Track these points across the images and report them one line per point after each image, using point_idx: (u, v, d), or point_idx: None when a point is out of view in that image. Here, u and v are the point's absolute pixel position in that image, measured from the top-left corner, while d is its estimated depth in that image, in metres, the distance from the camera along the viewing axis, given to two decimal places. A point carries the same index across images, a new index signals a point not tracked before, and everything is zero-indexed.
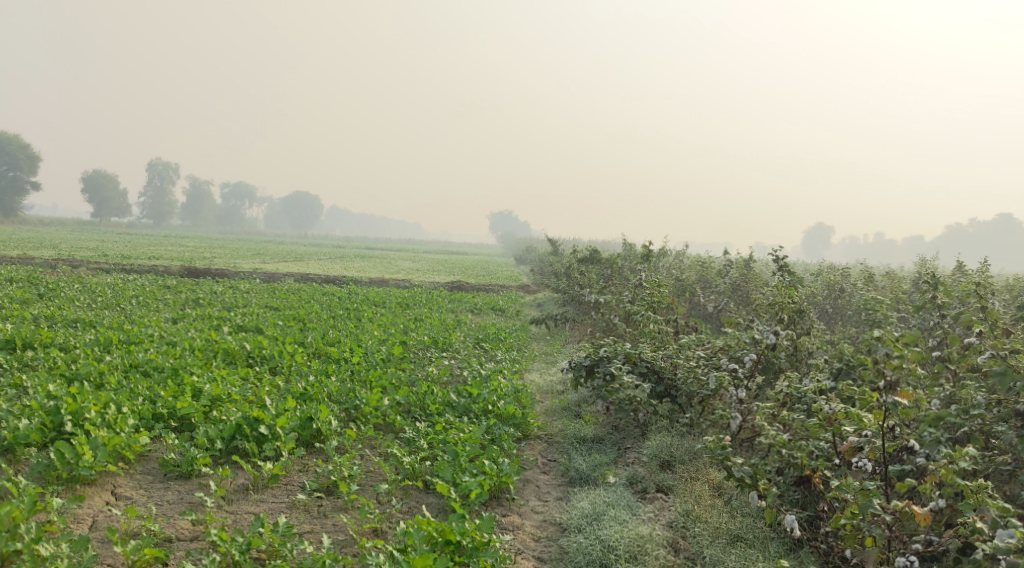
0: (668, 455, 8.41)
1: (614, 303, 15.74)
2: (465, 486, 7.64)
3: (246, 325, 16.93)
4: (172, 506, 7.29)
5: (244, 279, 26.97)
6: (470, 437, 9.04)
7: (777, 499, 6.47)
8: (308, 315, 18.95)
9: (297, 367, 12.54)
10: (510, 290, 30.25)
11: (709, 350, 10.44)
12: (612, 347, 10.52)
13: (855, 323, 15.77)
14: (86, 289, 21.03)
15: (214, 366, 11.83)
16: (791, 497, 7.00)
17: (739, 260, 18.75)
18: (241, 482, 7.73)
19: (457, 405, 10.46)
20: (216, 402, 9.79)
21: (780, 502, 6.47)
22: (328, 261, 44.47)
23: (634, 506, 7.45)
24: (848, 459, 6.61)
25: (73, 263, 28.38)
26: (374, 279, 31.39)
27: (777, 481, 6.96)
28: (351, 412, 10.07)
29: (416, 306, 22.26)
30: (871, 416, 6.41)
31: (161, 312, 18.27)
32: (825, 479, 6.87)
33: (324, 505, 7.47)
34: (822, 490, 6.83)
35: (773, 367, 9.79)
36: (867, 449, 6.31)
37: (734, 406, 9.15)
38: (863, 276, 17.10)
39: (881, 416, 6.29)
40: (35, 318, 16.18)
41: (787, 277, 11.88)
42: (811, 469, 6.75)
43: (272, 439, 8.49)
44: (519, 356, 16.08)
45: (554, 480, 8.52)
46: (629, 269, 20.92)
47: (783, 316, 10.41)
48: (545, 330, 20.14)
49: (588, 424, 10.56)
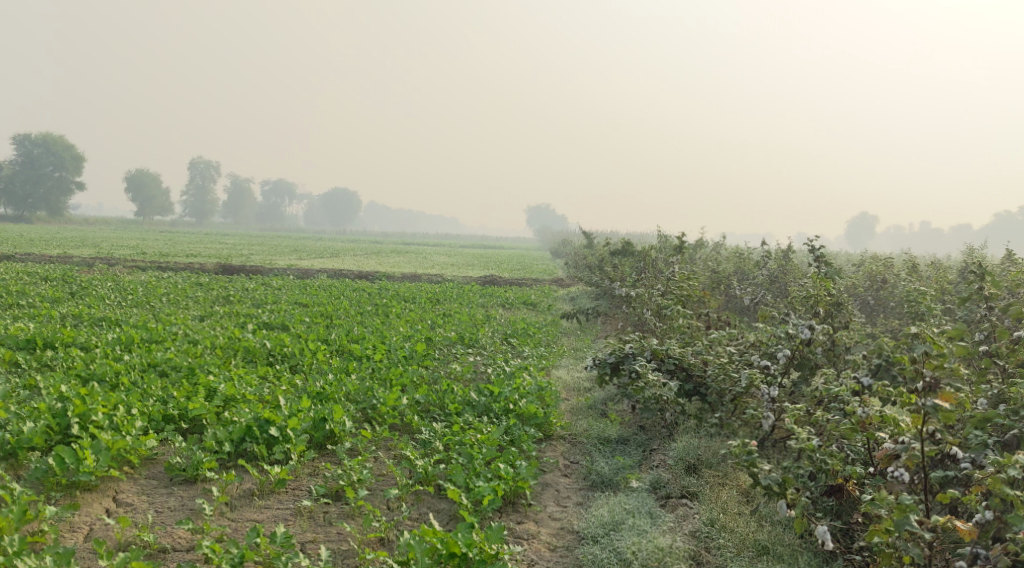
0: (695, 458, 7.95)
1: (644, 296, 15.25)
2: (478, 492, 7.28)
3: (272, 323, 16.74)
4: (173, 514, 7.03)
5: (277, 275, 26.87)
6: (488, 439, 8.67)
7: (807, 510, 6.00)
8: (336, 311, 18.72)
9: (318, 365, 12.26)
10: (544, 284, 29.89)
11: (741, 345, 9.94)
12: (638, 343, 10.06)
13: (898, 315, 15.14)
14: (117, 286, 21.08)
15: (233, 365, 11.60)
16: (824, 505, 6.53)
17: (777, 251, 18.14)
18: (247, 486, 7.45)
19: (477, 404, 10.08)
20: (230, 402, 9.55)
21: (811, 514, 5.99)
22: (362, 256, 44.42)
23: (656, 515, 7.01)
24: (885, 467, 6.10)
25: (110, 261, 28.58)
26: (407, 274, 31.16)
27: (809, 488, 6.49)
28: (367, 412, 9.76)
29: (447, 301, 21.96)
30: (909, 420, 5.85)
31: (190, 310, 18.17)
32: (861, 487, 6.40)
33: (330, 511, 7.17)
34: (858, 500, 6.36)
35: (808, 364, 9.24)
36: (905, 459, 5.76)
37: (766, 405, 8.63)
38: (907, 265, 16.43)
39: (921, 423, 5.73)
40: (63, 317, 16.16)
41: (824, 267, 11.32)
42: (845, 477, 6.30)
43: (282, 442, 8.20)
44: (547, 352, 15.68)
45: (575, 484, 8.11)
46: (663, 261, 20.40)
47: (819, 310, 9.88)
48: (576, 325, 19.72)
49: (614, 424, 10.10)
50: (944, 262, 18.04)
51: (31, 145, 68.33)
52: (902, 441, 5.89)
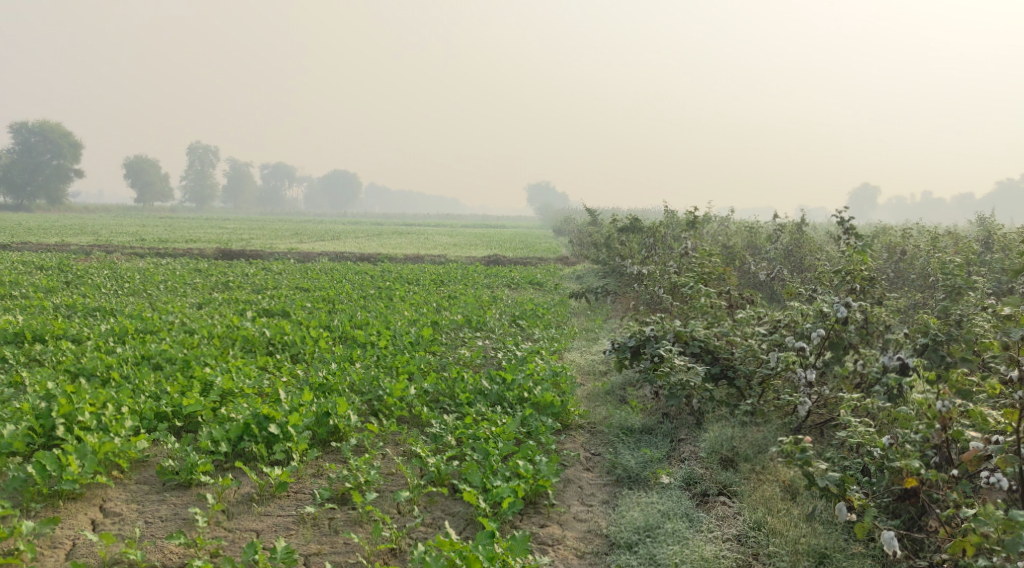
0: (729, 450, 7.39)
1: (658, 274, 14.62)
2: (498, 494, 6.72)
3: (273, 309, 16.09)
4: (165, 524, 6.44)
5: (278, 260, 26.21)
6: (503, 432, 8.07)
7: (870, 515, 5.61)
8: (338, 295, 18.07)
9: (320, 354, 11.64)
10: (549, 262, 29.20)
11: (770, 324, 9.30)
12: (659, 325, 9.41)
13: (920, 288, 14.47)
14: (114, 274, 20.43)
15: (231, 356, 10.96)
16: (887, 509, 6.03)
17: (791, 224, 17.47)
18: (246, 491, 6.89)
19: (489, 393, 9.47)
20: (227, 396, 8.96)
21: (874, 519, 5.60)
22: (363, 238, 43.65)
23: (694, 517, 6.54)
24: (972, 471, 5.64)
25: (107, 249, 27.89)
26: (410, 255, 30.46)
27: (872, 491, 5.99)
28: (373, 404, 9.15)
29: (452, 283, 21.31)
30: (1003, 417, 5.55)
31: (188, 298, 17.52)
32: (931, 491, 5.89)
33: (336, 518, 6.60)
34: (929, 505, 5.85)
35: (842, 344, 8.49)
36: (997, 460, 5.36)
37: (803, 390, 8.11)
38: (927, 236, 15.77)
39: (1017, 418, 5.45)
40: (55, 307, 15.48)
41: (853, 240, 10.69)
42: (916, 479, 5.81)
43: (283, 440, 7.60)
44: (558, 334, 15.07)
45: (599, 479, 7.51)
46: (672, 238, 19.71)
47: (854, 287, 9.23)
48: (585, 304, 19.12)
49: (636, 412, 9.46)
50: (960, 232, 17.39)
51: (28, 133, 67.47)
52: (993, 439, 5.52)
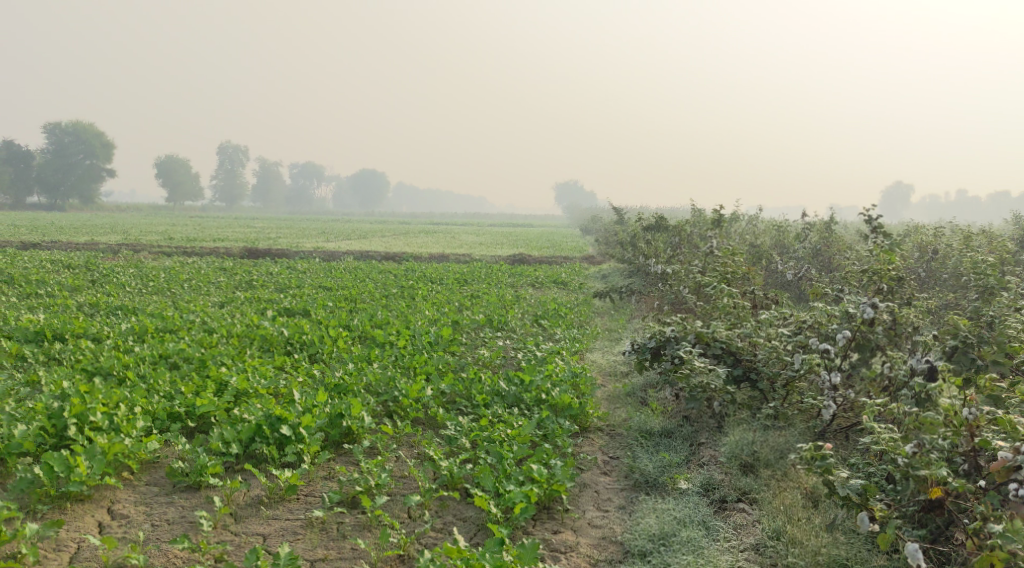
0: (750, 455, 7.17)
1: (682, 273, 14.37)
2: (510, 499, 6.56)
3: (294, 308, 16.04)
4: (171, 527, 6.42)
5: (302, 258, 26.19)
6: (518, 435, 7.90)
7: (893, 526, 5.40)
8: (361, 294, 18.00)
9: (338, 354, 11.54)
10: (574, 262, 28.95)
11: (795, 325, 9.03)
12: (680, 326, 9.19)
13: (952, 289, 14.08)
14: (140, 273, 20.54)
15: (249, 355, 10.89)
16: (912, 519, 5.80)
17: (820, 222, 17.13)
18: (255, 494, 6.83)
19: (507, 394, 9.31)
20: (241, 396, 8.88)
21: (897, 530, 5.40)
22: (390, 237, 43.66)
23: (711, 525, 6.36)
24: (1003, 482, 5.39)
25: (135, 247, 28.11)
26: (434, 254, 30.35)
27: (897, 501, 5.76)
28: (388, 405, 9.03)
29: (475, 282, 21.16)
30: None
31: (211, 297, 17.54)
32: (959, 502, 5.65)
33: (345, 522, 6.52)
34: (957, 516, 5.61)
35: (869, 346, 8.22)
36: None
37: (827, 394, 7.92)
38: (961, 235, 15.35)
39: None
40: (79, 305, 15.56)
41: (882, 239, 10.39)
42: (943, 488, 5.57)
43: (295, 442, 7.49)
44: (580, 334, 14.86)
45: (617, 484, 7.33)
46: (698, 237, 19.42)
47: (881, 287, 8.94)
48: (609, 304, 18.89)
49: (656, 415, 9.25)
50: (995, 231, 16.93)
51: (62, 133, 68.44)
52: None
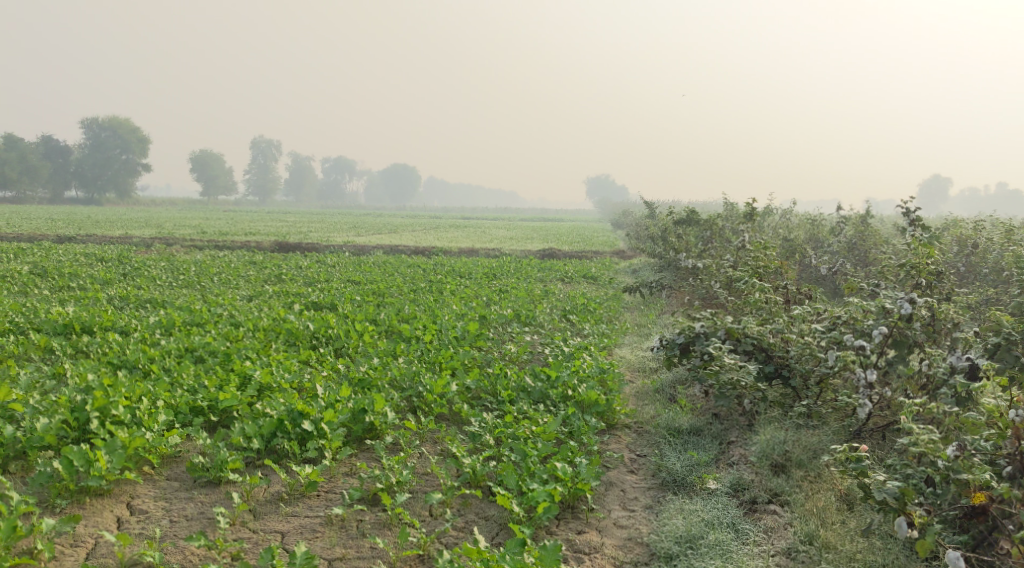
0: (782, 455, 6.92)
1: (713, 268, 14.11)
2: (533, 498, 6.40)
3: (322, 302, 15.99)
4: (189, 523, 6.40)
5: (332, 252, 26.19)
6: (543, 432, 7.74)
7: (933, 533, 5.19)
8: (388, 289, 17.92)
9: (364, 348, 11.45)
10: (604, 256, 28.69)
11: (829, 321, 8.75)
12: (710, 322, 8.96)
13: (993, 284, 13.66)
14: (171, 266, 20.64)
15: (273, 349, 10.83)
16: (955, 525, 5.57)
17: (856, 216, 16.73)
18: (275, 490, 6.78)
19: (532, 391, 9.15)
20: (264, 391, 8.80)
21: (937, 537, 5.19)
22: (420, 231, 43.63)
23: (740, 528, 6.18)
24: None
25: (168, 241, 28.30)
26: (463, 249, 30.25)
27: (940, 508, 5.54)
28: (413, 401, 8.91)
29: (504, 276, 21.01)
30: None
31: (240, 290, 17.58)
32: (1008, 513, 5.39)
33: (365, 520, 6.43)
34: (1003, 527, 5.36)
35: (907, 343, 7.91)
36: None
37: (862, 392, 7.67)
38: (1002, 229, 14.89)
39: None
40: (110, 299, 15.63)
41: (920, 232, 10.06)
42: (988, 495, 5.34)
43: (316, 437, 7.40)
44: (609, 329, 14.66)
45: (643, 482, 7.14)
46: (730, 231, 19.09)
47: (920, 282, 8.61)
48: (639, 299, 18.63)
49: (685, 412, 9.03)
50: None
51: (99, 129, 69.40)
52: None
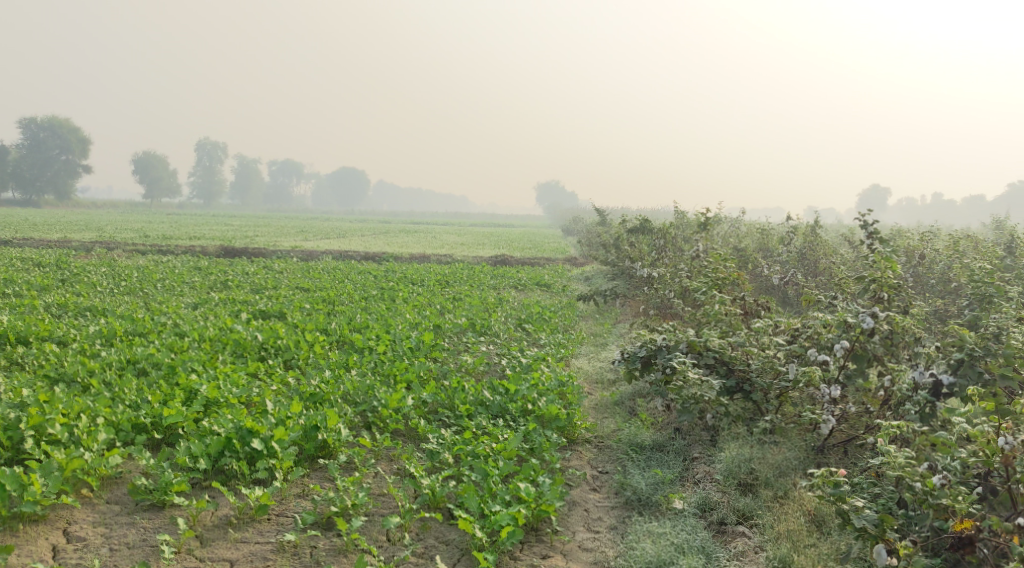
0: (748, 474, 6.82)
1: (668, 277, 14.02)
2: (496, 521, 6.16)
3: (270, 310, 15.51)
4: (131, 552, 6.06)
5: (281, 258, 25.59)
6: (503, 450, 7.50)
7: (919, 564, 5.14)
8: (339, 296, 17.49)
9: (315, 360, 11.07)
10: (557, 264, 28.51)
11: (789, 333, 8.66)
12: (672, 335, 8.82)
13: (941, 294, 13.81)
14: (112, 272, 19.89)
15: (220, 361, 10.38)
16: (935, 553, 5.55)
17: (807, 226, 16.82)
18: (224, 513, 6.45)
19: (491, 405, 8.89)
20: (211, 406, 8.38)
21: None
22: (370, 236, 43.02)
23: (712, 553, 6.10)
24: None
25: (109, 245, 27.37)
26: (415, 255, 29.83)
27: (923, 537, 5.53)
28: (367, 416, 8.58)
29: (456, 284, 20.70)
30: None
31: (184, 298, 16.98)
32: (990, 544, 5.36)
33: (319, 546, 6.16)
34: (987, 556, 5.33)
35: (866, 358, 7.82)
36: None
37: (826, 408, 7.59)
38: (949, 241, 15.08)
39: None
40: (46, 307, 14.94)
41: (878, 245, 10.02)
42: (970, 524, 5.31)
43: (266, 457, 7.04)
44: (565, 339, 14.48)
45: (607, 501, 6.96)
46: (682, 239, 19.07)
47: (880, 296, 8.56)
48: (593, 307, 18.49)
49: (647, 427, 8.88)
50: (981, 236, 16.69)
51: (38, 129, 67.19)
52: None
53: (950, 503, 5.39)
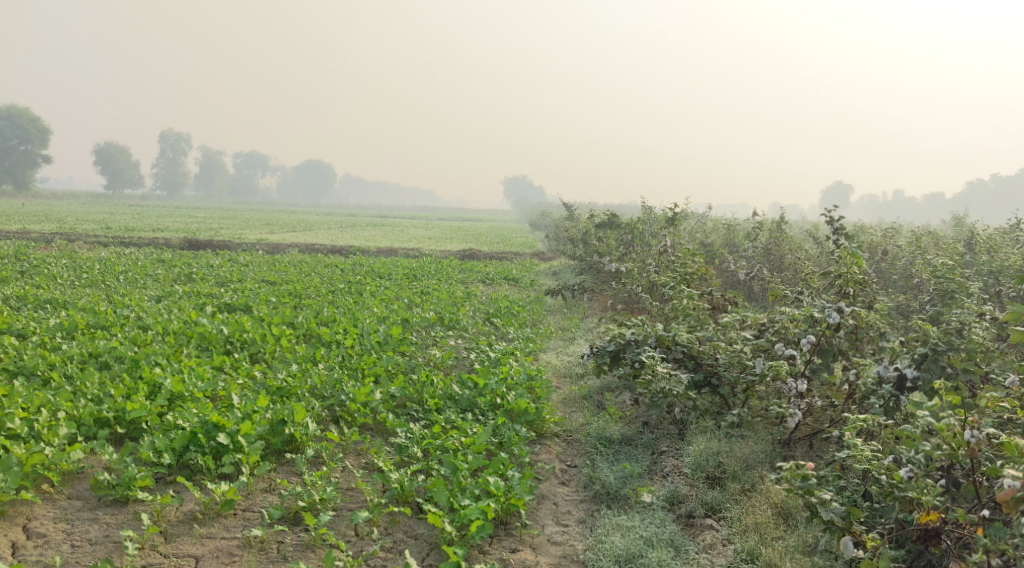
0: (716, 468, 6.88)
1: (636, 272, 14.07)
2: (465, 516, 6.14)
3: (236, 303, 15.31)
4: (93, 549, 5.94)
5: (246, 251, 25.29)
6: (473, 444, 7.48)
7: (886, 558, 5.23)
8: (306, 290, 17.32)
9: (281, 354, 10.95)
10: (524, 258, 28.52)
11: (756, 328, 8.74)
12: (641, 329, 8.86)
13: (902, 290, 14.03)
14: (73, 264, 19.52)
15: (185, 354, 10.23)
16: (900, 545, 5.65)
17: (772, 222, 16.99)
18: (189, 509, 6.36)
19: (460, 399, 8.86)
20: (176, 400, 8.25)
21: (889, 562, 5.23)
22: (337, 229, 42.69)
23: (681, 547, 6.14)
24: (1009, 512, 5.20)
25: (70, 237, 26.85)
26: (383, 249, 29.66)
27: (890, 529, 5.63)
28: (335, 410, 8.51)
29: (425, 278, 20.61)
30: None
31: (148, 290, 16.72)
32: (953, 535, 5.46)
33: (286, 542, 6.10)
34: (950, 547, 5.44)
35: (832, 352, 7.93)
36: None
37: (792, 402, 7.66)
38: (910, 237, 15.32)
39: None
40: (5, 299, 14.62)
41: (843, 240, 10.13)
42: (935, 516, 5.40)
43: (232, 451, 6.94)
44: (533, 333, 14.49)
45: (576, 495, 6.97)
46: (650, 234, 19.17)
47: (846, 292, 8.66)
48: (561, 302, 18.53)
49: (615, 421, 8.91)
50: (941, 232, 16.98)
51: None
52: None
53: (916, 496, 5.49)
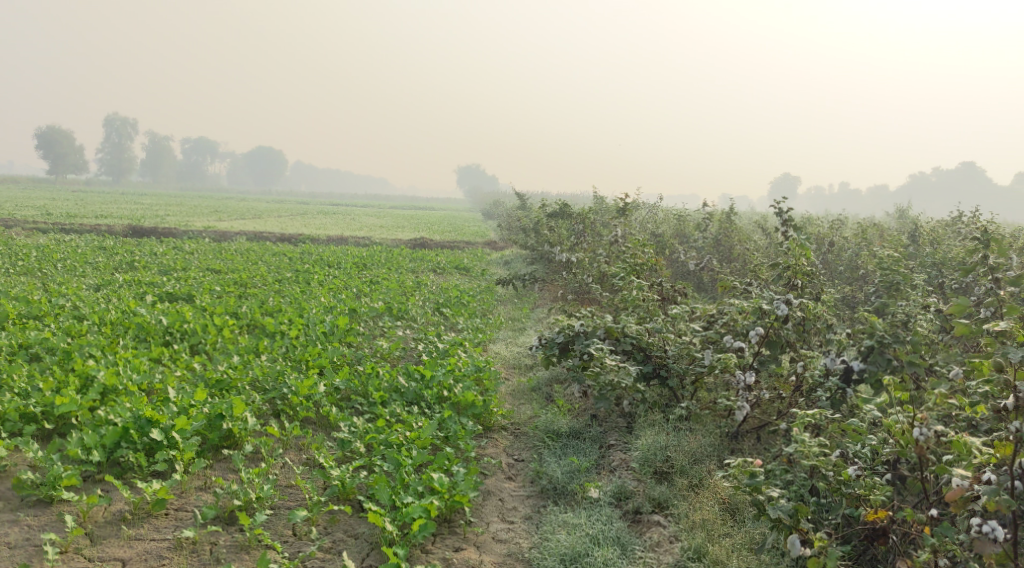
0: (664, 463, 6.82)
1: (586, 263, 13.96)
2: (408, 513, 5.96)
3: (178, 292, 14.85)
4: (13, 552, 5.64)
5: (192, 239, 24.65)
6: (417, 439, 7.29)
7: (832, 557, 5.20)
8: (251, 279, 16.89)
9: (223, 346, 10.62)
10: (476, 247, 28.29)
11: (705, 320, 8.69)
12: (591, 321, 8.75)
13: (848, 281, 14.16)
14: (7, 251, 18.78)
15: (120, 346, 9.85)
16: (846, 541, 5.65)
17: (723, 212, 17.01)
18: (118, 509, 6.08)
19: (405, 392, 8.66)
20: (109, 394, 7.91)
21: (835, 561, 5.21)
22: (287, 217, 41.94)
23: (627, 544, 6.05)
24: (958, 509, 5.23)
25: (5, 223, 25.88)
26: (333, 237, 29.18)
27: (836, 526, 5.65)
28: (277, 403, 8.24)
29: (374, 267, 20.28)
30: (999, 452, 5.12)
31: (85, 279, 16.14)
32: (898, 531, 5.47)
33: (219, 543, 5.86)
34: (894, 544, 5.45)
35: (779, 344, 7.83)
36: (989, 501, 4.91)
37: (741, 395, 7.60)
38: (857, 229, 15.46)
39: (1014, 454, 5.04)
40: None
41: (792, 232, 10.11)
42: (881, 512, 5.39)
43: (166, 448, 6.65)
44: (482, 324, 14.32)
45: (523, 490, 6.85)
46: (601, 224, 19.09)
47: (794, 283, 8.63)
48: (512, 292, 18.38)
49: (564, 413, 8.80)
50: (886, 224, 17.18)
51: None
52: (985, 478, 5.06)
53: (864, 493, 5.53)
